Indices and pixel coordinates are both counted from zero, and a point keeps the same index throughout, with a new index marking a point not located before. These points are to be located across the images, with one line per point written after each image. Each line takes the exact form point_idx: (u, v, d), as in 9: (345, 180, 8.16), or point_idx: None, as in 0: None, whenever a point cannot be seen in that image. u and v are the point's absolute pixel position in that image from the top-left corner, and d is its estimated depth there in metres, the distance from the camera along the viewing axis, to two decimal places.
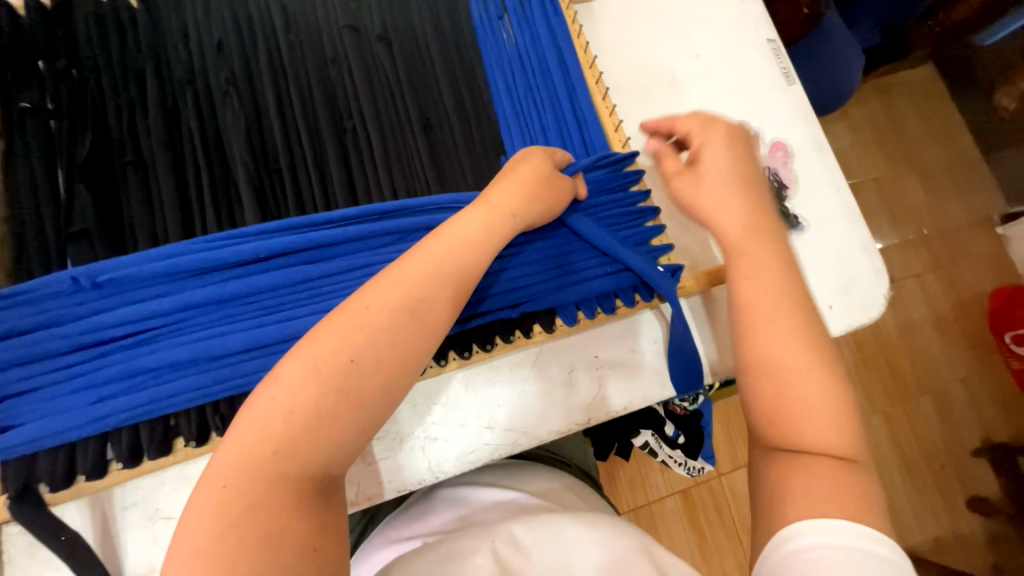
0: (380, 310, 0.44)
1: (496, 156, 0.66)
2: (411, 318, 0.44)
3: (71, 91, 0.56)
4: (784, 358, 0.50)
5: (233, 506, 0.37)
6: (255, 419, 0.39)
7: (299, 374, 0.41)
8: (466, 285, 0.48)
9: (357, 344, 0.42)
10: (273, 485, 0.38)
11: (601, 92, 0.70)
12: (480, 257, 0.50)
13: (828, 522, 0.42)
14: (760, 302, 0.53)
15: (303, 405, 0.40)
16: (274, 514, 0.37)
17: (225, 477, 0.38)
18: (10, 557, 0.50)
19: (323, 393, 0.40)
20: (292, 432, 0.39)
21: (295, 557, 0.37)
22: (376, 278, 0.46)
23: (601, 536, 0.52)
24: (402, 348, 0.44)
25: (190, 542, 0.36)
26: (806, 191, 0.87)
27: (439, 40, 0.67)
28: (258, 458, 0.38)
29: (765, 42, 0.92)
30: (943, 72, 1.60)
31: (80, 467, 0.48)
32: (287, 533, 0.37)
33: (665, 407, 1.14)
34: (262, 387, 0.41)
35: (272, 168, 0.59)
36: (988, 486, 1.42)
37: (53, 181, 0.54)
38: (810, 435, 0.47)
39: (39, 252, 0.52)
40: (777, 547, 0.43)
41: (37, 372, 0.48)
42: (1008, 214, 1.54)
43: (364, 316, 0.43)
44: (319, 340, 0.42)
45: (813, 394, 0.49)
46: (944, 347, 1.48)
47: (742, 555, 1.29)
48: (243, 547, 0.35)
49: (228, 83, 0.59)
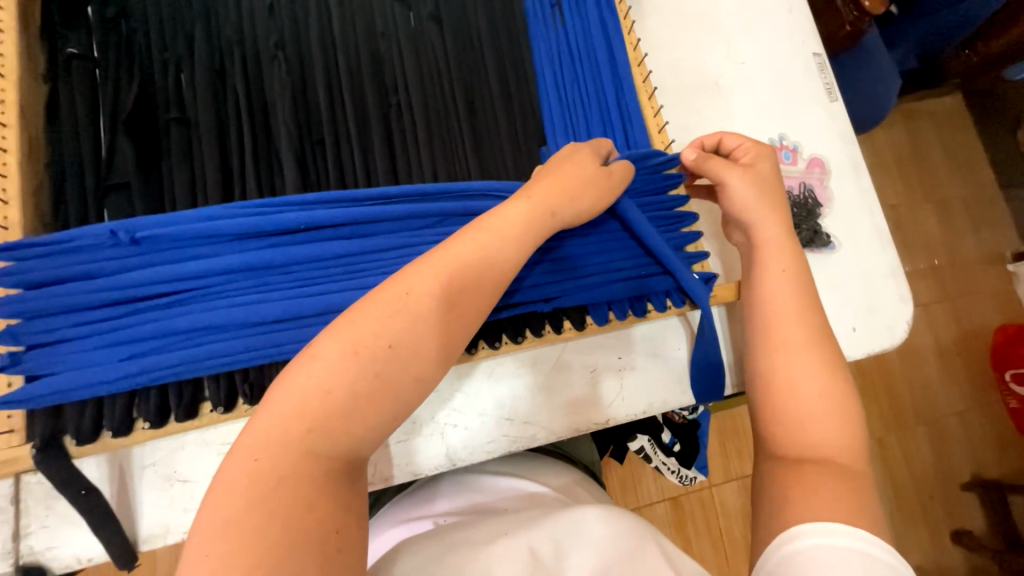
0: (421, 295, 0.43)
1: (539, 147, 0.65)
2: (449, 306, 0.44)
3: (119, 41, 0.55)
4: (804, 381, 0.53)
5: (264, 479, 0.36)
6: (290, 392, 0.39)
7: (336, 353, 0.40)
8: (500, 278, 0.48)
9: (396, 330, 0.41)
10: (305, 461, 0.37)
11: (648, 91, 0.69)
12: (521, 252, 0.49)
13: (815, 525, 0.43)
14: (787, 326, 0.56)
15: (340, 388, 0.39)
16: (304, 490, 0.37)
17: (259, 450, 0.37)
18: (27, 506, 0.50)
19: (360, 374, 0.40)
20: (326, 411, 0.39)
21: (320, 537, 0.36)
22: (419, 264, 0.45)
23: (618, 529, 0.52)
24: (438, 335, 0.43)
25: (217, 512, 0.35)
26: (837, 211, 0.86)
27: (490, 24, 0.66)
28: (292, 434, 0.38)
29: (812, 56, 0.90)
30: (972, 104, 1.59)
31: (107, 423, 0.48)
32: (315, 512, 0.36)
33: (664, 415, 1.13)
34: (297, 363, 0.40)
35: (315, 139, 0.58)
36: (972, 520, 1.43)
37: (95, 131, 0.53)
38: (824, 454, 0.50)
39: (76, 203, 0.51)
40: (771, 549, 0.44)
41: (69, 323, 0.47)
42: (1021, 252, 1.54)
43: (405, 299, 0.43)
44: (359, 320, 0.41)
45: (817, 387, 0.53)
46: (942, 379, 1.48)
47: (727, 566, 1.30)
48: (270, 522, 0.35)
49: (277, 48, 0.58)
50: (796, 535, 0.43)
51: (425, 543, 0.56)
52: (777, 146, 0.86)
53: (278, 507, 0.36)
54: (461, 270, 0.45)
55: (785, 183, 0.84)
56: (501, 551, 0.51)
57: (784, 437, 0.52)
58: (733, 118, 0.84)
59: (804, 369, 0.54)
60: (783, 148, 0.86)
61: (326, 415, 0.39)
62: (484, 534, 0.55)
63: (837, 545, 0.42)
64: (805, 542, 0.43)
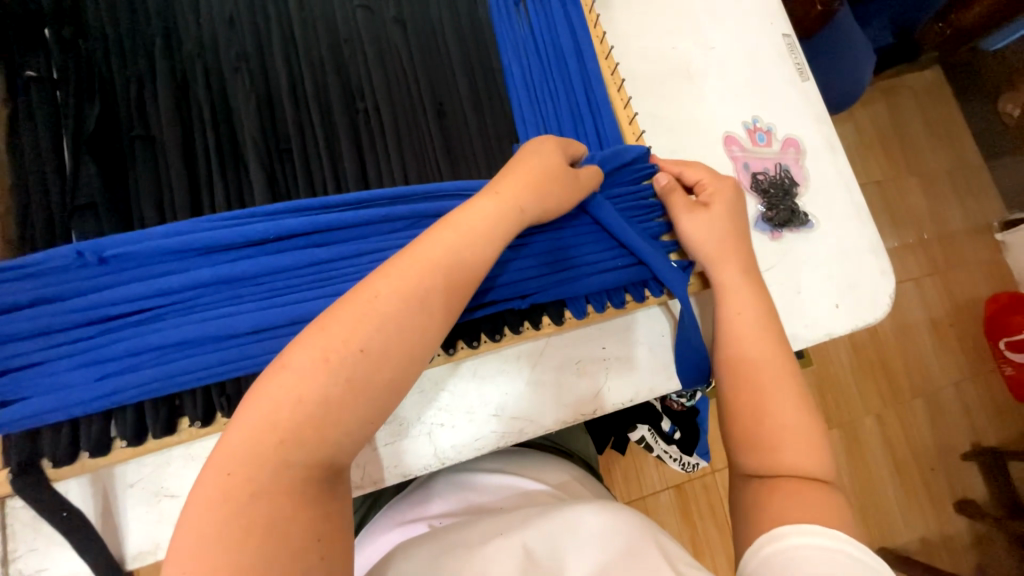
0: (389, 299, 0.43)
1: (508, 144, 0.65)
2: (418, 308, 0.44)
3: (78, 60, 0.54)
4: (773, 365, 0.56)
5: (237, 493, 0.36)
6: (260, 404, 0.39)
7: (304, 362, 0.40)
8: (472, 279, 0.48)
9: (366, 336, 0.41)
10: (278, 473, 0.37)
11: (616, 82, 0.70)
12: (491, 250, 0.49)
13: (807, 525, 0.43)
14: (758, 315, 0.59)
15: (311, 396, 0.39)
16: (279, 501, 0.37)
17: (232, 464, 0.37)
18: (14, 531, 0.50)
19: (329, 382, 0.40)
20: (296, 422, 0.39)
21: (297, 546, 0.36)
22: (386, 266, 0.45)
23: (611, 523, 0.53)
24: (409, 338, 0.43)
25: (192, 529, 0.35)
26: (815, 189, 0.86)
27: (454, 23, 0.66)
28: (265, 446, 0.38)
29: (781, 37, 0.91)
30: (949, 76, 1.60)
31: (83, 444, 0.47)
32: (290, 522, 0.36)
33: (661, 402, 1.13)
34: (266, 374, 0.40)
35: (282, 149, 0.58)
36: (973, 489, 1.44)
37: (60, 152, 0.53)
38: (805, 434, 0.51)
39: (43, 225, 0.51)
40: (762, 542, 0.45)
41: (41, 346, 0.47)
42: (1006, 220, 1.54)
43: (372, 304, 0.42)
44: (326, 327, 0.41)
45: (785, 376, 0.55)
46: (936, 351, 1.49)
47: (733, 549, 1.31)
48: (246, 535, 0.35)
49: (240, 59, 0.58)
50: (787, 531, 0.44)
51: (417, 548, 0.56)
52: (751, 129, 0.86)
53: (253, 520, 0.36)
54: (429, 271, 0.45)
55: (761, 165, 0.85)
56: (495, 552, 0.51)
57: (767, 422, 0.53)
58: (705, 103, 0.85)
59: (780, 352, 0.55)
60: (757, 130, 0.86)
61: (297, 424, 0.39)
62: (478, 535, 0.55)
63: (827, 547, 0.42)
64: (797, 540, 0.43)
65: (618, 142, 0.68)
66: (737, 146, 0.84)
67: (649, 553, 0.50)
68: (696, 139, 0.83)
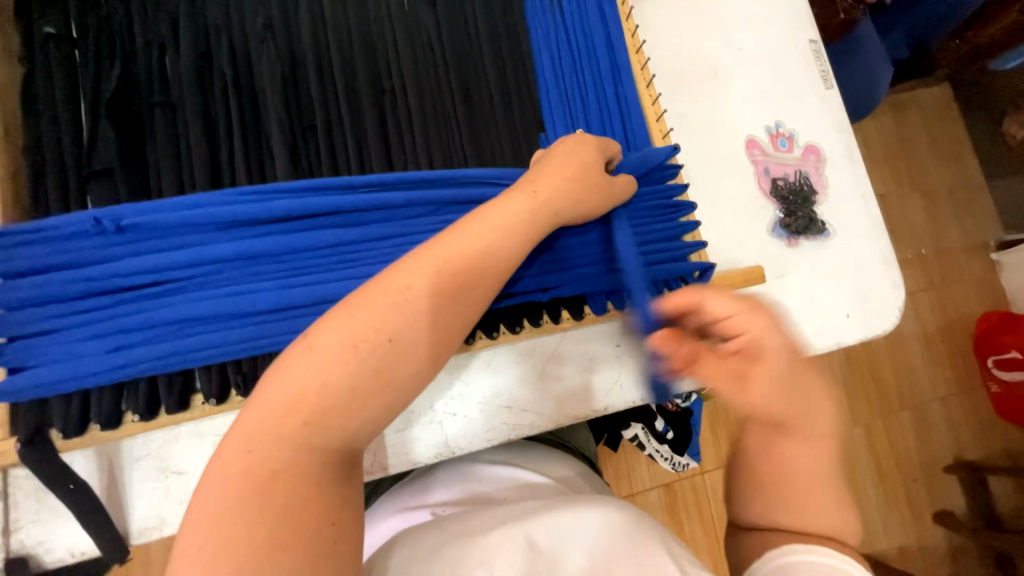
0: (417, 287, 0.42)
1: (535, 134, 0.64)
2: (446, 302, 0.43)
3: (97, 20, 0.52)
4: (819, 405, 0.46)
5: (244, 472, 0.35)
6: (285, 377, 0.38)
7: (333, 346, 0.39)
8: (501, 271, 0.47)
9: (397, 324, 0.41)
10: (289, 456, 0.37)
11: (646, 79, 0.68)
12: (520, 240, 0.48)
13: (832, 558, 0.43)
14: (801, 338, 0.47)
15: (335, 380, 0.38)
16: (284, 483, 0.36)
17: (254, 440, 0.36)
18: (18, 500, 0.49)
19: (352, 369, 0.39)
20: (318, 408, 0.38)
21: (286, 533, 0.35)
22: (413, 253, 0.44)
23: (619, 517, 0.52)
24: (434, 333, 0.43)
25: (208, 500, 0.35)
26: (831, 199, 0.86)
27: (485, 6, 0.64)
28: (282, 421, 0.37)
29: (807, 43, 0.90)
30: (960, 94, 1.60)
31: (94, 416, 0.46)
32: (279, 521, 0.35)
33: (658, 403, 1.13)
34: (290, 354, 0.39)
35: (305, 125, 0.57)
36: (953, 502, 1.47)
37: (75, 114, 0.51)
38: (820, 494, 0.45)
39: (56, 188, 0.49)
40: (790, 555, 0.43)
41: (53, 314, 0.46)
42: (1004, 241, 1.56)
43: (405, 296, 0.41)
44: (354, 313, 0.40)
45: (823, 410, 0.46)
46: (928, 366, 1.51)
47: (719, 549, 1.32)
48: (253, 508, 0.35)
49: (264, 29, 0.56)
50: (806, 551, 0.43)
51: (415, 539, 0.55)
52: (773, 134, 0.85)
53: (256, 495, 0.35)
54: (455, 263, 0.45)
55: (782, 171, 0.84)
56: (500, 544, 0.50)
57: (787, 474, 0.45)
58: (730, 105, 0.84)
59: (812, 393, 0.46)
60: (779, 136, 0.85)
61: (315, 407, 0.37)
62: (482, 524, 0.54)
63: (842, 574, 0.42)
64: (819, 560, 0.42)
65: (644, 139, 0.67)
66: (758, 150, 0.84)
67: (654, 546, 0.50)
68: (717, 140, 0.82)
